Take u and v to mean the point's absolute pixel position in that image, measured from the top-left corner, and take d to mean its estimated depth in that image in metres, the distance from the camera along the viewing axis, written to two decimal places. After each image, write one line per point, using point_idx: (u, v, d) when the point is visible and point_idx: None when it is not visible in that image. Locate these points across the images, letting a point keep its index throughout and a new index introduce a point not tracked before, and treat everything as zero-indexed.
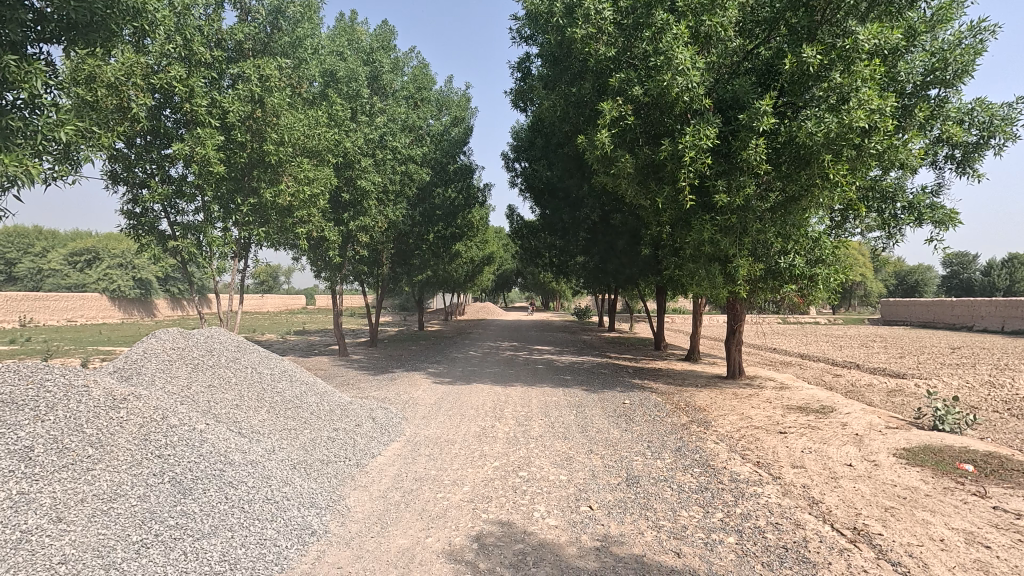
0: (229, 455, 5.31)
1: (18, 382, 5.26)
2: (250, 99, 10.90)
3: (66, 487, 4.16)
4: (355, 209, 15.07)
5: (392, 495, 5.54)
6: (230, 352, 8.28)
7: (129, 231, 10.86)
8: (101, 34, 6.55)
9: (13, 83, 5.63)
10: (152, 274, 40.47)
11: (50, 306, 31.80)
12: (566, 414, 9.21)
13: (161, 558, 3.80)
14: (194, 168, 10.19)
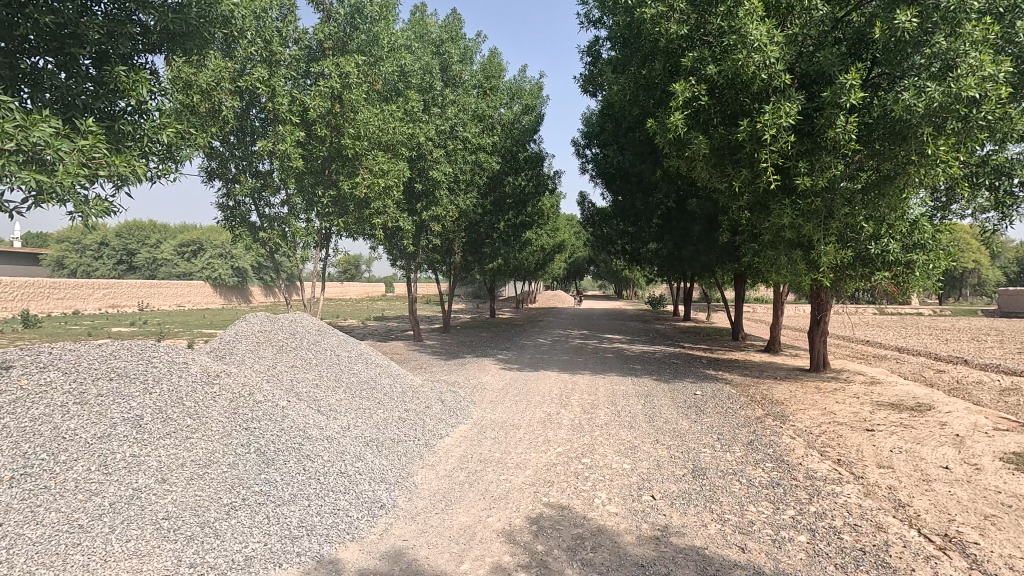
0: (308, 430, 5.69)
1: (132, 357, 5.93)
2: (330, 95, 11.48)
3: (169, 452, 4.67)
4: (428, 199, 15.51)
5: (457, 474, 5.76)
6: (312, 335, 8.84)
7: (225, 223, 11.78)
8: (195, 42, 7.06)
9: (123, 91, 6.21)
10: (248, 263, 43.75)
11: (163, 292, 35.22)
12: (634, 403, 9.08)
13: (247, 519, 4.22)
14: (278, 163, 10.87)
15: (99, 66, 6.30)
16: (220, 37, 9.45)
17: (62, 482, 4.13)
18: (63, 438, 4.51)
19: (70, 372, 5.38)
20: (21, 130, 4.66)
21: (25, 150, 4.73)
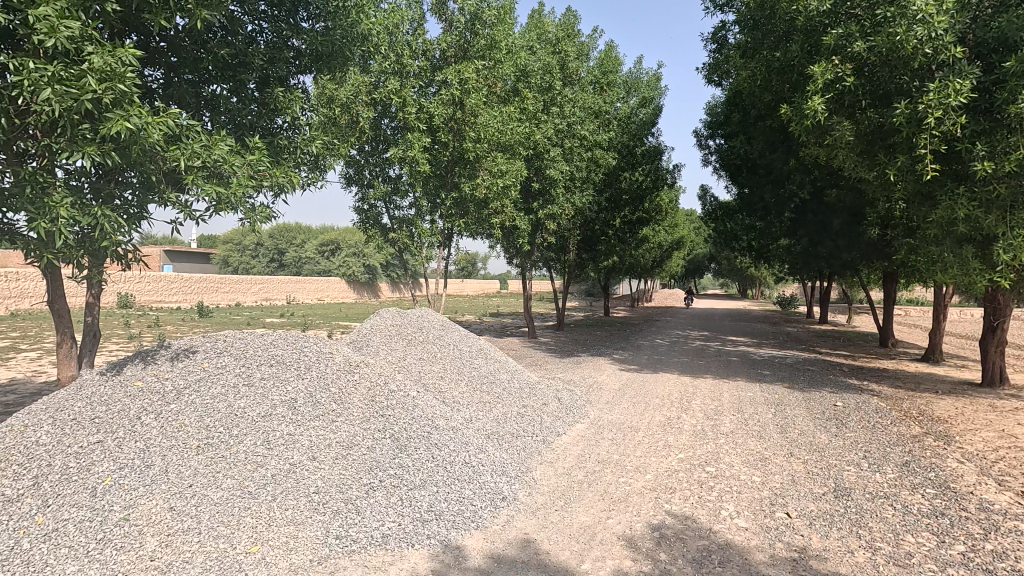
0: (436, 420, 6.02)
1: (288, 346, 6.68)
2: (452, 102, 12.01)
3: (319, 432, 5.21)
4: (544, 198, 15.65)
5: (575, 473, 5.77)
6: (437, 330, 9.35)
7: (360, 225, 12.81)
8: (339, 62, 7.70)
9: (281, 110, 6.92)
10: (377, 262, 47.34)
11: (306, 288, 39.28)
12: (763, 412, 8.46)
13: (384, 500, 4.59)
14: (407, 168, 11.60)
15: (262, 90, 7.06)
16: (358, 55, 10.26)
17: (236, 453, 4.80)
18: (237, 415, 5.23)
19: (240, 357, 6.20)
20: (206, 150, 5.36)
21: (208, 166, 5.40)
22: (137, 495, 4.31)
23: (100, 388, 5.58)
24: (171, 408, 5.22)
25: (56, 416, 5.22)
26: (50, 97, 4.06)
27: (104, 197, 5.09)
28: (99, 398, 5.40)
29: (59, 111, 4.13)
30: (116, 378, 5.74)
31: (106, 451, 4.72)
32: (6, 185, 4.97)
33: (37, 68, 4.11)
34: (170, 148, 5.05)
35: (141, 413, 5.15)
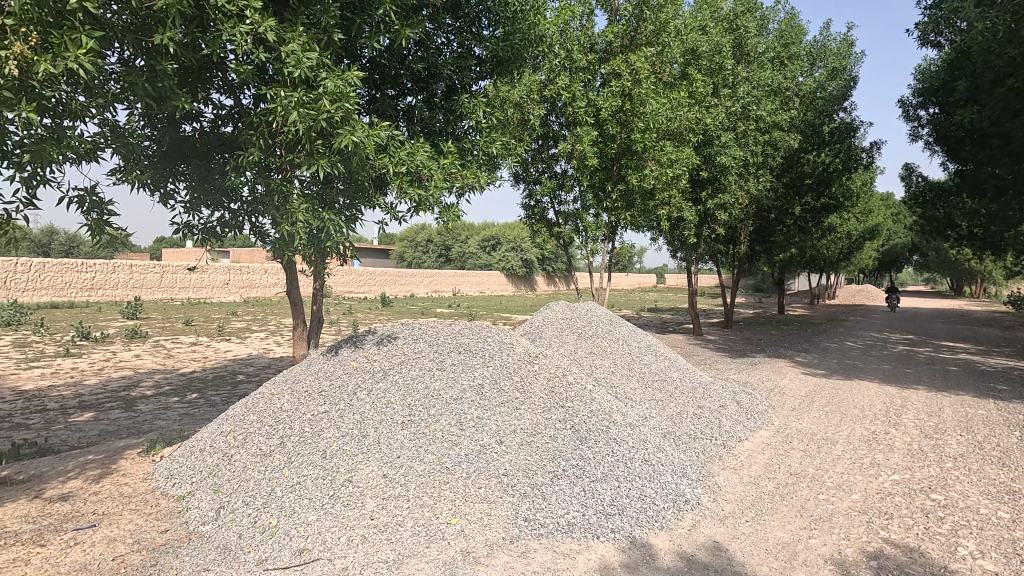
0: (613, 415, 6.00)
1: (473, 334, 7.18)
2: (621, 93, 11.81)
3: (504, 418, 5.51)
4: (714, 186, 14.69)
5: (765, 483, 5.35)
6: (605, 324, 9.33)
7: (527, 220, 13.25)
8: (516, 64, 8.00)
9: (465, 114, 7.40)
10: (534, 256, 48.74)
11: (470, 281, 41.92)
12: (1003, 435, 7.00)
13: (568, 489, 4.71)
14: (574, 164, 11.70)
15: (449, 98, 7.63)
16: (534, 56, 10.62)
17: (434, 431, 5.28)
18: (433, 396, 5.75)
19: (432, 344, 6.80)
20: (409, 156, 5.94)
21: (410, 171, 5.98)
22: (357, 461, 4.97)
23: (324, 365, 6.54)
24: (379, 386, 5.93)
25: (293, 387, 6.25)
26: (297, 119, 4.83)
27: (330, 202, 5.92)
28: (324, 373, 6.35)
29: (303, 129, 4.89)
30: (335, 357, 6.70)
31: (332, 420, 5.52)
32: (259, 195, 6.02)
33: (287, 95, 4.93)
34: (381, 157, 5.69)
35: (357, 388, 5.94)
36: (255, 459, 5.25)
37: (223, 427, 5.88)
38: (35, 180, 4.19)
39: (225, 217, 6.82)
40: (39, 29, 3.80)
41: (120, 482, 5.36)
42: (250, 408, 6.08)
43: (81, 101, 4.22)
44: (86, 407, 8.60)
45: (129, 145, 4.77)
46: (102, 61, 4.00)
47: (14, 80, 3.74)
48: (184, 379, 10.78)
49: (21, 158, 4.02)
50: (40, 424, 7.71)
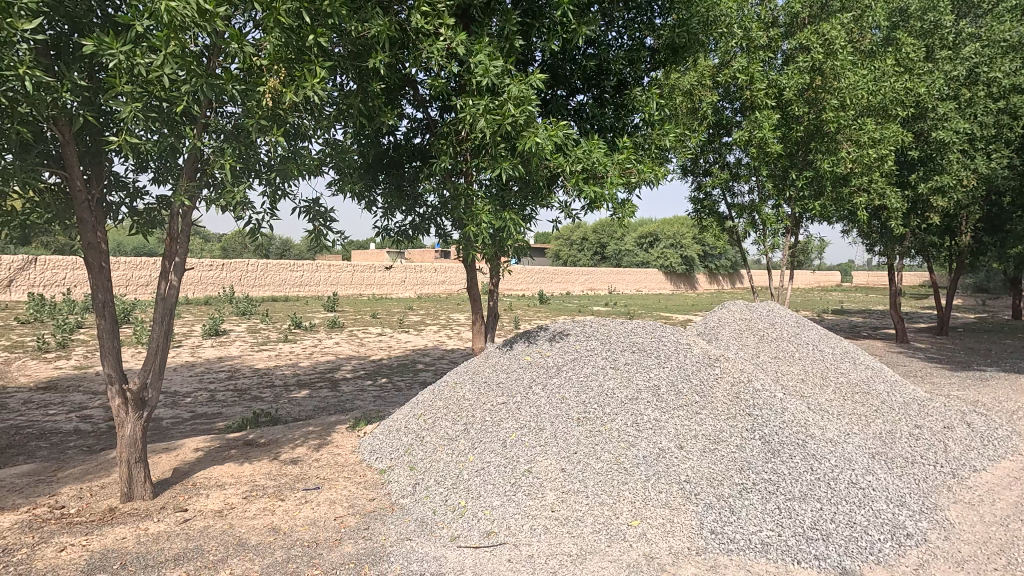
0: (810, 428, 5.39)
1: (646, 334, 7.00)
2: (810, 69, 10.64)
3: (684, 422, 5.26)
4: (927, 167, 12.54)
5: (1019, 526, 4.37)
6: (792, 327, 8.44)
7: (695, 214, 12.56)
8: (692, 51, 7.60)
9: (638, 107, 7.21)
10: (696, 252, 46.07)
11: (626, 279, 41.10)
12: None
13: (760, 505, 4.35)
14: (752, 152, 10.78)
15: (620, 94, 7.53)
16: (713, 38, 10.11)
17: (610, 430, 5.24)
18: (607, 395, 5.71)
19: (604, 342, 6.77)
20: (585, 154, 5.98)
21: (587, 168, 6.00)
22: (536, 452, 5.12)
23: (501, 358, 6.89)
24: (553, 381, 6.06)
25: (473, 378, 6.68)
26: (484, 125, 5.26)
27: (508, 202, 6.22)
28: (501, 366, 6.69)
29: (489, 133, 5.31)
30: (511, 351, 7.01)
31: (511, 411, 5.77)
32: (445, 198, 6.54)
33: (475, 103, 5.41)
34: (557, 157, 5.80)
35: (532, 382, 6.14)
36: (443, 442, 5.71)
37: (415, 411, 6.49)
38: (278, 193, 4.97)
39: (416, 220, 7.51)
40: (285, 66, 4.55)
41: (335, 452, 6.19)
42: (436, 395, 6.62)
43: (310, 125, 4.94)
44: (302, 385, 10.15)
45: (345, 160, 5.41)
46: (330, 88, 4.68)
47: (268, 109, 4.53)
48: (375, 365, 12.17)
49: (270, 175, 4.84)
50: (271, 397, 9.27)
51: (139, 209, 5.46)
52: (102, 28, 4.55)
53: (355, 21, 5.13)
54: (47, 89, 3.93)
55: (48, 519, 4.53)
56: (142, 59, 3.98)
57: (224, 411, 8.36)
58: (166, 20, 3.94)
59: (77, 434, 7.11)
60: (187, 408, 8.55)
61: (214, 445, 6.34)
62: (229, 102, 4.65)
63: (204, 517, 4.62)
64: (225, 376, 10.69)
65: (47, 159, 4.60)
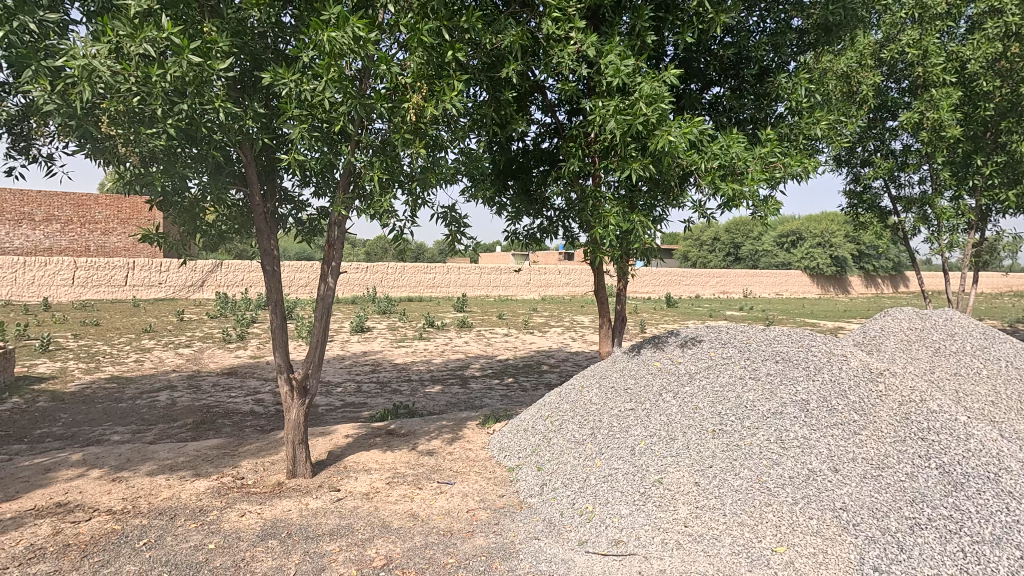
0: (1004, 460, 4.58)
1: (792, 343, 6.43)
2: (1004, 34, 9.15)
3: (839, 443, 4.74)
4: None
5: None
6: (977, 339, 7.23)
7: (850, 210, 11.25)
8: (850, 29, 6.83)
9: (783, 96, 6.64)
10: (848, 252, 41.24)
11: (764, 281, 38.03)
12: None
13: (937, 545, 3.78)
14: (924, 136, 9.41)
15: (762, 83, 7.00)
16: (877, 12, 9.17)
17: (749, 445, 4.88)
18: (747, 407, 5.33)
19: (743, 350, 6.33)
20: (723, 150, 5.64)
21: (725, 164, 5.65)
22: (667, 463, 4.93)
23: (628, 364, 6.76)
24: (686, 390, 5.81)
25: (601, 382, 6.61)
26: (614, 125, 5.24)
27: (637, 203, 6.09)
28: (629, 371, 6.56)
29: (620, 133, 5.25)
30: (640, 357, 6.84)
31: (639, 419, 5.62)
32: (573, 201, 6.55)
33: (605, 105, 5.38)
34: (692, 154, 5.54)
35: (662, 390, 5.94)
36: (570, 445, 5.71)
37: (541, 412, 6.57)
38: (418, 202, 5.32)
39: (544, 224, 7.63)
40: (426, 82, 4.86)
41: (467, 447, 6.47)
42: (563, 398, 6.65)
43: (447, 136, 5.22)
44: (436, 381, 10.77)
45: (478, 168, 5.62)
46: (466, 99, 4.91)
47: (411, 124, 4.88)
48: (501, 364, 12.56)
49: (412, 184, 5.20)
50: (408, 391, 9.97)
51: (303, 219, 6.17)
52: (277, 62, 5.21)
53: (489, 34, 5.36)
54: (235, 118, 4.59)
55: (232, 487, 5.27)
56: (308, 85, 4.49)
57: (369, 402, 9.15)
58: (327, 49, 4.40)
59: (253, 415, 8.23)
60: (338, 397, 9.50)
61: (361, 432, 6.96)
62: (378, 119, 5.08)
63: (354, 498, 5.08)
64: (369, 369, 11.71)
65: (235, 178, 5.37)
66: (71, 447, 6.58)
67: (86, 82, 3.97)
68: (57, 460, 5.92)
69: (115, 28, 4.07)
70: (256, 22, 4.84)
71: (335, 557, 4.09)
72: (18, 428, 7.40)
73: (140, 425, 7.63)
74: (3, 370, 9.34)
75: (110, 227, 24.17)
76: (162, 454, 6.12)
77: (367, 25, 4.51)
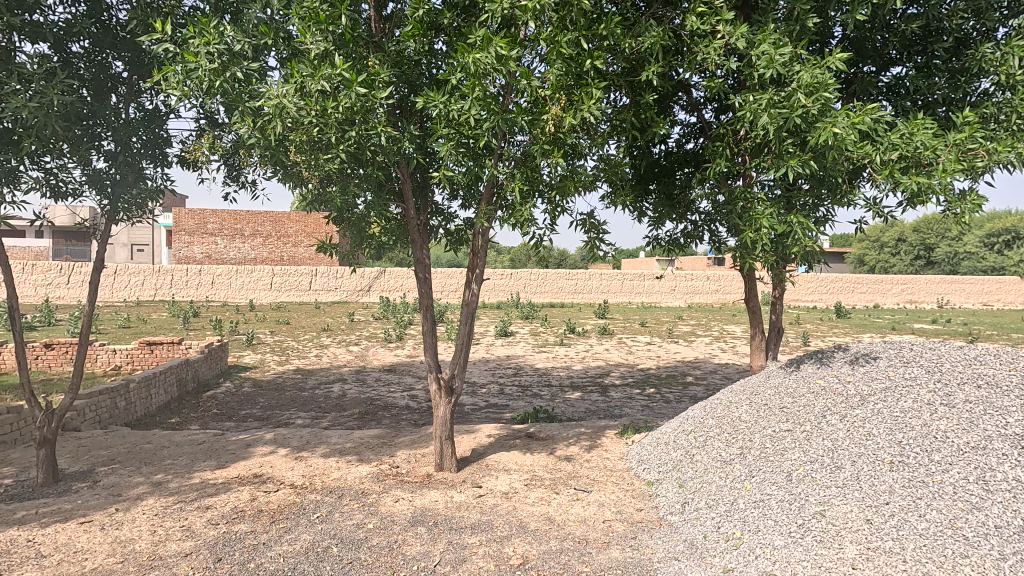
0: None
1: (1001, 366, 5.50)
2: None
3: None
4: None
5: None
6: None
7: None
8: None
9: (987, 70, 5.56)
10: None
11: (967, 289, 31.96)
12: None
13: None
14: None
15: (960, 56, 5.96)
16: None
17: (939, 483, 4.17)
18: (936, 439, 4.59)
19: (931, 372, 5.51)
20: (905, 139, 4.92)
21: (908, 156, 4.92)
22: (831, 494, 4.39)
23: (785, 380, 6.17)
24: (856, 414, 5.16)
25: (752, 399, 6.12)
26: (767, 120, 4.84)
27: (795, 204, 5.55)
28: (785, 389, 5.99)
29: (774, 129, 4.84)
30: (798, 374, 6.21)
31: (798, 442, 5.11)
32: (720, 204, 6.18)
33: (756, 99, 5.01)
34: (863, 146, 4.91)
35: (827, 412, 5.33)
36: (716, 464, 5.35)
37: (684, 427, 6.25)
38: (557, 210, 5.42)
39: (688, 228, 7.28)
40: (565, 92, 4.94)
41: (605, 455, 6.39)
42: (709, 413, 6.26)
43: (586, 144, 5.26)
44: (575, 387, 10.79)
45: (617, 174, 5.54)
46: (604, 106, 4.89)
47: (550, 135, 5.00)
48: (643, 374, 12.16)
49: (551, 194, 5.30)
50: (548, 396, 10.12)
51: (451, 230, 6.60)
52: (429, 86, 5.68)
53: (629, 37, 5.29)
54: (393, 140, 5.08)
55: (388, 474, 5.81)
56: (456, 106, 4.81)
57: (511, 404, 9.47)
58: (472, 70, 4.69)
59: (407, 409, 8.98)
60: (483, 397, 9.98)
61: (503, 433, 7.23)
62: (519, 132, 5.28)
63: (494, 496, 5.30)
64: (512, 373, 12.13)
65: (394, 194, 5.94)
66: (266, 427, 7.77)
67: (278, 118, 4.69)
68: (256, 437, 7.03)
69: (300, 70, 4.76)
70: (412, 52, 5.32)
71: (476, 550, 4.31)
72: (229, 408, 8.93)
73: (317, 412, 8.76)
74: (220, 359, 11.34)
75: (299, 239, 28.10)
76: (333, 439, 6.95)
77: (509, 43, 4.71)
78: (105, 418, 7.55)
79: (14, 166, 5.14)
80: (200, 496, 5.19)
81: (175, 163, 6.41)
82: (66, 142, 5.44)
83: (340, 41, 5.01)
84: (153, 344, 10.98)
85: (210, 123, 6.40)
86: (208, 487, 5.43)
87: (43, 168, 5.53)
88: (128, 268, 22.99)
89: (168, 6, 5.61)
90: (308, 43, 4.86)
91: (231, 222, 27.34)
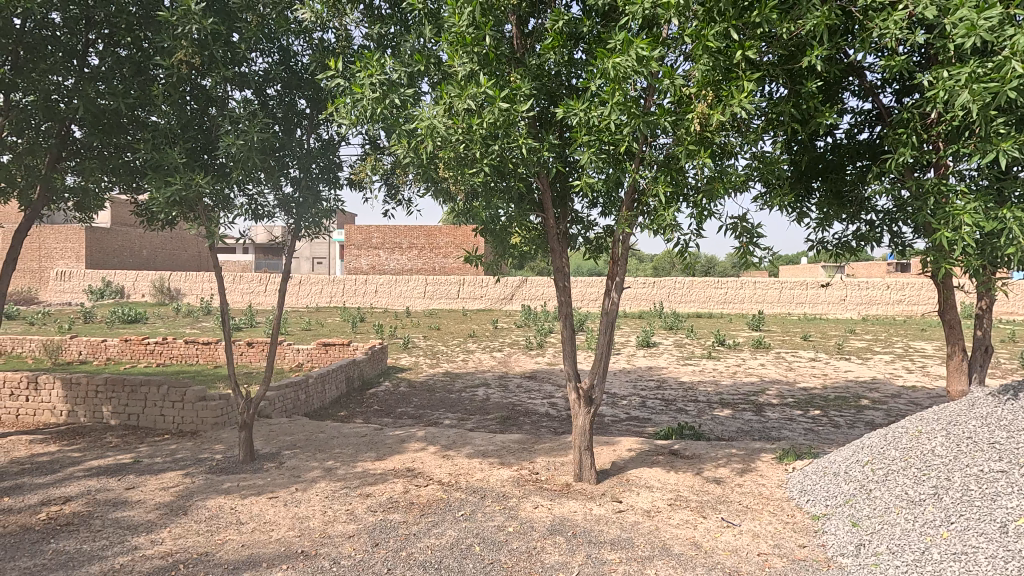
0: None
1: None
2: None
3: None
4: None
5: None
6: None
7: None
8: None
9: None
10: None
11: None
12: None
13: None
14: None
15: None
16: None
17: None
18: None
19: None
20: None
21: None
22: None
23: (997, 412, 5.13)
24: None
25: (950, 429, 5.15)
26: (967, 98, 4.09)
27: (1008, 195, 4.61)
28: (998, 423, 4.97)
29: (976, 108, 4.07)
30: (1016, 405, 5.12)
31: (1015, 487, 4.21)
32: (904, 200, 5.34)
33: (952, 75, 4.25)
34: None
35: None
36: (901, 503, 4.58)
37: (859, 456, 5.45)
38: (704, 213, 5.09)
39: (862, 229, 6.41)
40: (712, 88, 4.64)
41: (759, 481, 5.83)
42: (891, 442, 5.41)
43: (737, 141, 4.90)
44: (726, 404, 10.02)
45: (774, 172, 5.05)
46: (758, 100, 4.51)
47: (696, 134, 4.71)
48: (807, 393, 10.90)
49: (698, 197, 5.00)
50: (695, 411, 9.54)
51: (591, 237, 6.55)
52: (568, 96, 5.73)
53: (787, 21, 4.80)
54: (533, 151, 5.19)
55: (528, 480, 5.91)
56: (596, 113, 4.76)
57: (653, 418, 9.08)
58: (613, 75, 4.60)
59: (547, 416, 9.07)
60: (624, 409, 9.72)
61: (644, 448, 6.96)
62: (663, 135, 5.09)
63: (635, 513, 5.11)
64: (655, 385, 11.67)
65: (535, 204, 6.05)
66: (419, 424, 8.39)
67: (429, 138, 5.04)
68: (409, 434, 7.60)
69: (449, 92, 5.07)
70: (553, 64, 5.41)
71: (615, 567, 4.18)
72: (387, 405, 9.80)
73: (463, 413, 9.23)
74: (381, 360, 12.50)
75: (449, 250, 29.99)
76: (477, 440, 7.26)
77: (650, 43, 4.55)
78: (290, 408, 8.73)
79: (227, 194, 6.15)
80: (361, 484, 5.74)
81: (345, 184, 7.23)
82: (263, 171, 6.37)
83: (484, 60, 5.27)
84: (328, 344, 12.47)
85: (373, 147, 7.12)
86: (369, 476, 5.98)
87: (247, 194, 6.54)
88: (309, 278, 26.44)
89: (341, 46, 6.35)
90: (456, 65, 5.16)
91: (392, 236, 30.19)
